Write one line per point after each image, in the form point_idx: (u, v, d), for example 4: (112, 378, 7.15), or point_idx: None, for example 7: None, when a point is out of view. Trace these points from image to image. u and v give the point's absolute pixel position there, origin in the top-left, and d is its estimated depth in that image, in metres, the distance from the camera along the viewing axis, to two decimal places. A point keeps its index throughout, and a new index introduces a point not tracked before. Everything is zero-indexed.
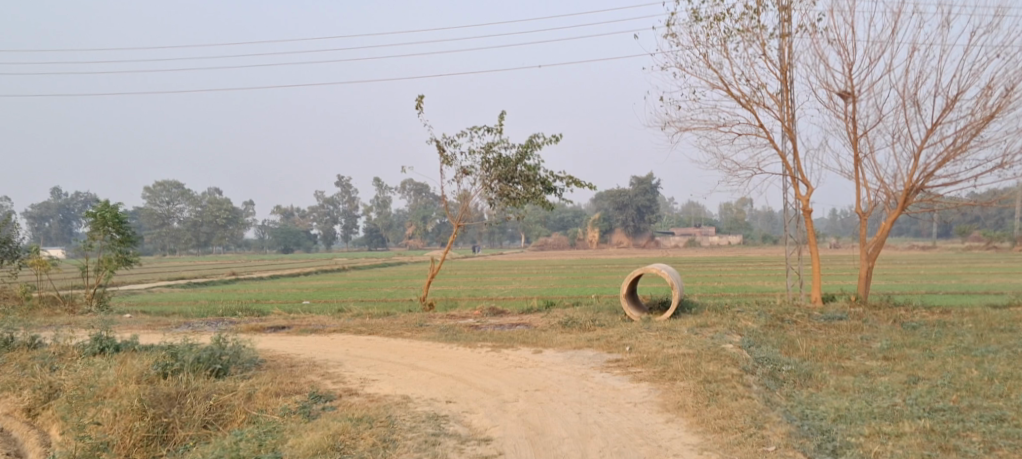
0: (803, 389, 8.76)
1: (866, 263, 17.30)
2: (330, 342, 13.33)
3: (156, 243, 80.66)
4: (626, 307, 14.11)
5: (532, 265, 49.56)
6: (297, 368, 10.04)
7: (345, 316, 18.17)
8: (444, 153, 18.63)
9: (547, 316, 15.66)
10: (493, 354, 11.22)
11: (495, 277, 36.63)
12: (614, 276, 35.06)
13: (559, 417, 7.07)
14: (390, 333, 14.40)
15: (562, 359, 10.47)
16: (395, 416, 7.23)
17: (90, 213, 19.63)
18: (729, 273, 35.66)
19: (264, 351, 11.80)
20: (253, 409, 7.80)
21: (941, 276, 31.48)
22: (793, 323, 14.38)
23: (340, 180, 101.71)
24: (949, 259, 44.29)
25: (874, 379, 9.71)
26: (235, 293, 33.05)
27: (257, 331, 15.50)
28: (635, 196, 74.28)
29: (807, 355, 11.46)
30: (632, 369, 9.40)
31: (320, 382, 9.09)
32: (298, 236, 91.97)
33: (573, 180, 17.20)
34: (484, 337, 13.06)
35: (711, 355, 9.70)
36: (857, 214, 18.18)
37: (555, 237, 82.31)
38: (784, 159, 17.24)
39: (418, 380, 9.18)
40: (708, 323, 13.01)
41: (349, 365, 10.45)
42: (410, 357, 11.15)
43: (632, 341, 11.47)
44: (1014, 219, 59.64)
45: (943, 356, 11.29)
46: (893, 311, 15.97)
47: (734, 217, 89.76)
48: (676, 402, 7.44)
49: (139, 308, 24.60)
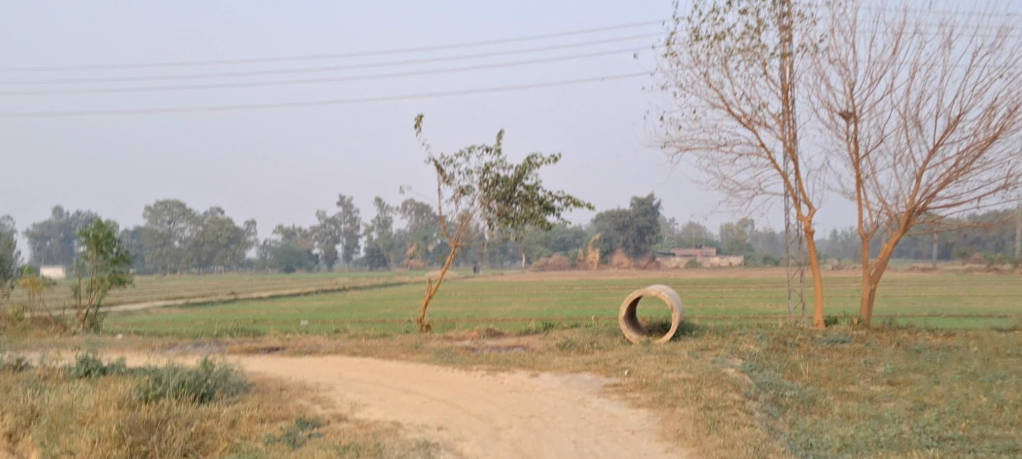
0: (808, 417, 8.51)
1: (868, 285, 17.03)
2: (323, 364, 13.06)
3: (156, 262, 80.40)
4: (626, 330, 13.85)
5: (532, 285, 49.29)
6: (287, 392, 9.79)
7: (341, 338, 17.91)
8: (443, 173, 18.47)
9: (545, 338, 15.41)
10: (488, 378, 10.97)
11: (494, 298, 36.37)
12: (614, 297, 34.77)
13: (555, 446, 6.81)
14: (385, 355, 14.14)
15: (558, 384, 10.21)
16: (384, 444, 6.97)
17: (83, 232, 19.40)
18: (730, 294, 35.35)
19: (255, 374, 11.54)
20: (236, 436, 7.56)
21: (943, 298, 31.24)
22: (795, 346, 14.13)
23: (341, 200, 101.63)
24: (951, 281, 44.05)
25: (879, 406, 9.45)
26: (232, 313, 32.75)
27: (250, 353, 15.24)
28: (635, 217, 74.18)
29: (810, 380, 11.19)
30: (631, 394, 9.14)
31: (308, 407, 8.85)
32: (299, 256, 91.75)
33: (572, 200, 17.03)
34: (480, 359, 12.80)
35: (712, 380, 9.45)
36: (859, 235, 17.94)
37: (555, 258, 81.42)
38: (786, 179, 17.07)
39: (410, 405, 8.92)
40: (709, 346, 12.75)
41: (341, 389, 10.20)
42: (404, 380, 10.89)
43: (631, 364, 11.21)
44: (1015, 240, 59.49)
45: (949, 381, 11.04)
46: (897, 334, 15.71)
47: (734, 238, 89.56)
48: (675, 430, 7.19)
49: (134, 329, 24.31)
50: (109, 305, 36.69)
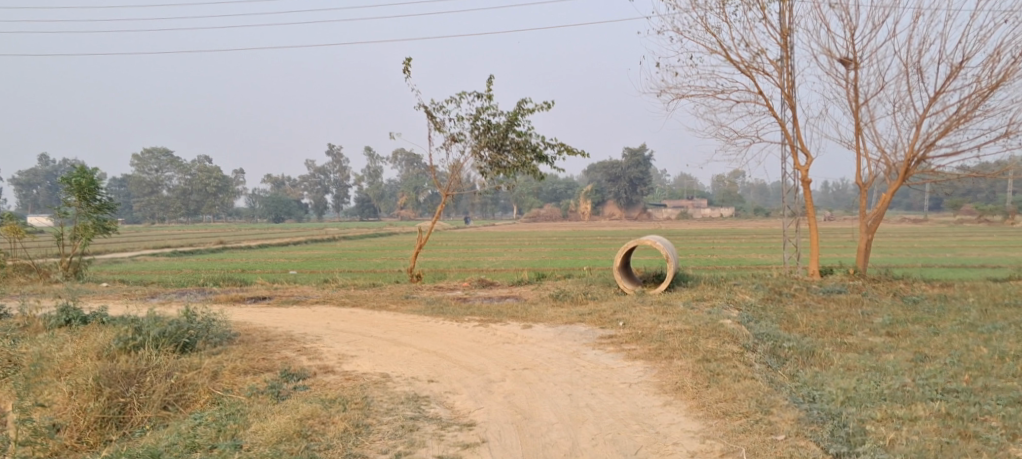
0: (808, 369, 8.29)
1: (865, 236, 16.80)
2: (312, 315, 12.79)
3: (144, 211, 79.51)
4: (620, 280, 13.59)
5: (524, 237, 49.01)
6: (273, 343, 9.50)
7: (330, 288, 17.62)
8: (433, 120, 17.94)
9: (538, 289, 15.16)
10: (480, 329, 10.71)
11: (486, 249, 36.09)
12: (606, 248, 34.56)
13: (549, 400, 6.55)
14: (375, 306, 13.90)
15: (552, 335, 9.96)
16: (371, 398, 6.69)
17: (64, 179, 18.84)
18: (722, 245, 35.22)
19: (240, 324, 11.25)
20: (218, 388, 7.29)
21: (936, 250, 31.17)
22: (791, 296, 13.95)
23: (331, 150, 100.39)
24: (942, 232, 44.04)
25: (879, 358, 9.26)
26: (221, 262, 32.39)
27: (237, 303, 14.93)
28: (627, 168, 73.62)
29: (808, 331, 11.02)
30: (626, 346, 8.89)
31: (294, 358, 8.56)
32: (289, 206, 91.03)
33: (565, 148, 16.57)
34: (471, 310, 12.54)
35: (709, 331, 9.22)
36: (857, 185, 17.63)
37: (547, 209, 80.94)
38: (784, 127, 16.68)
39: (399, 357, 8.64)
40: (704, 297, 12.52)
41: (328, 340, 9.93)
42: (394, 331, 10.63)
43: (626, 315, 10.97)
44: (1007, 192, 59.41)
45: (948, 332, 10.88)
46: (893, 285, 15.56)
47: (727, 190, 89.34)
48: (674, 383, 6.94)
49: (119, 277, 23.94)
50: (95, 253, 36.21)
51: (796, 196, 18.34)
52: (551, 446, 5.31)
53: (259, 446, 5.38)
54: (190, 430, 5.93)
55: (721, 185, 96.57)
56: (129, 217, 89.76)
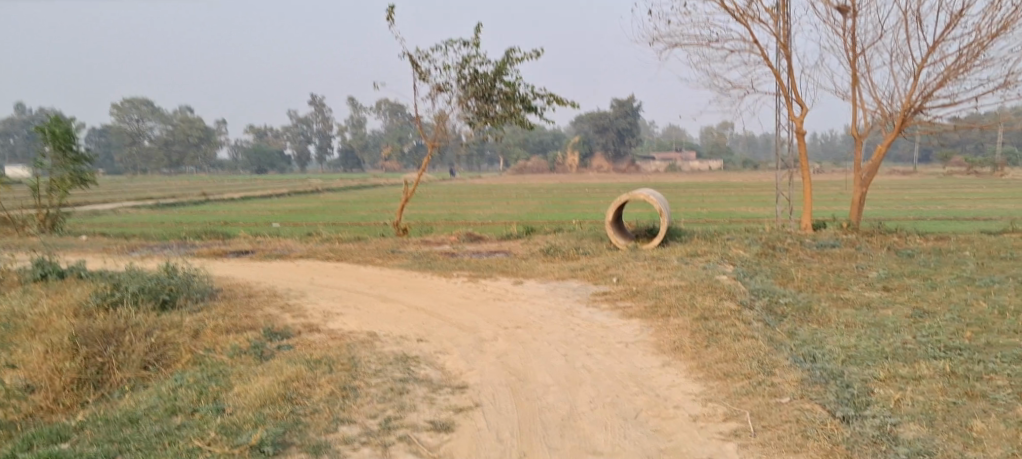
0: (806, 326, 8.12)
1: (859, 189, 16.57)
2: (297, 270, 12.48)
3: (126, 162, 78.18)
4: (612, 235, 13.34)
5: (511, 189, 48.60)
6: (257, 300, 9.19)
7: (315, 241, 17.27)
8: (419, 69, 17.40)
9: (528, 243, 14.89)
10: (470, 285, 10.46)
11: (474, 201, 35.72)
12: (594, 200, 34.28)
13: (543, 361, 6.31)
14: (361, 260, 13.59)
15: (544, 292, 9.74)
16: (359, 359, 6.41)
17: (38, 128, 18.15)
18: (711, 198, 35.05)
19: (223, 280, 10.92)
20: (200, 348, 6.84)
21: (925, 202, 31.16)
22: (785, 250, 13.77)
23: (315, 100, 98.73)
24: (930, 184, 44.12)
25: (877, 314, 9.12)
26: (204, 215, 31.87)
27: (220, 257, 14.56)
28: (615, 120, 73.01)
29: (803, 286, 10.86)
30: (621, 303, 8.68)
31: (279, 316, 8.26)
32: (273, 158, 89.83)
33: (555, 98, 16.13)
34: (460, 265, 12.28)
35: (705, 288, 9.01)
36: (852, 136, 17.31)
37: (534, 161, 80.15)
38: (779, 78, 16.30)
39: (388, 315, 8.38)
40: (698, 251, 12.31)
41: (314, 296, 9.64)
42: (381, 287, 10.36)
43: (619, 271, 10.76)
44: (993, 144, 59.50)
45: (945, 286, 10.76)
46: (886, 238, 15.41)
47: (715, 142, 89.05)
48: (671, 342, 6.73)
49: (99, 230, 23.42)
50: (76, 205, 35.53)
51: (790, 149, 18.02)
52: (547, 410, 5.06)
53: (244, 410, 5.04)
54: (170, 393, 5.52)
55: (709, 137, 96.19)
56: (112, 168, 88.35)
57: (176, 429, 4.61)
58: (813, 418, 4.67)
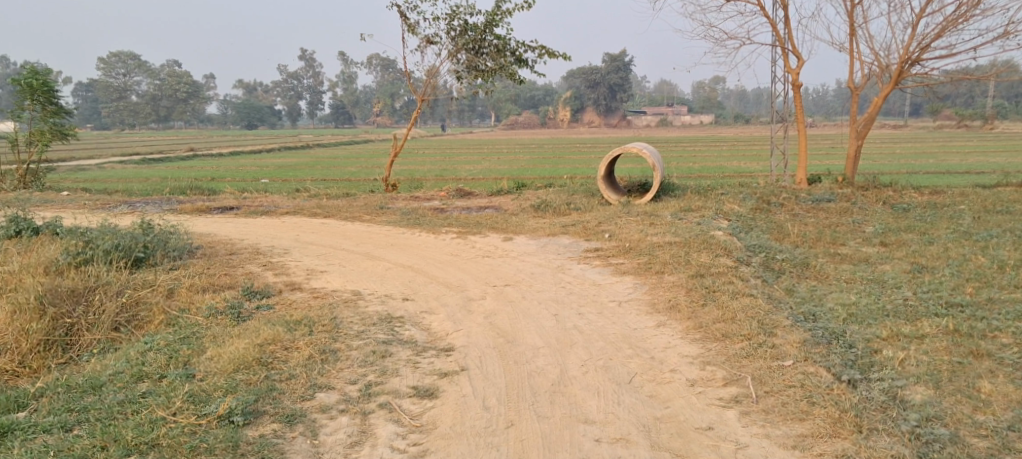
0: (804, 283, 7.89)
1: (855, 142, 16.22)
2: (281, 226, 12.12)
3: (113, 117, 76.64)
4: (604, 190, 13.00)
5: (502, 144, 47.97)
6: (237, 258, 8.84)
7: (301, 198, 16.83)
8: (407, 21, 16.82)
9: (519, 198, 14.52)
10: (458, 242, 10.15)
11: (464, 157, 35.16)
12: (587, 155, 33.78)
13: (533, 321, 6.05)
14: (348, 216, 13.24)
15: (534, 248, 9.45)
16: (341, 319, 6.11)
17: (14, 80, 17.48)
18: (704, 152, 34.69)
19: (204, 237, 10.55)
20: (174, 308, 6.44)
21: (918, 155, 30.91)
22: (780, 206, 13.48)
23: (303, 54, 96.85)
24: (922, 138, 43.85)
25: (875, 270, 8.90)
26: (190, 170, 31.22)
27: (203, 214, 14.13)
28: (607, 74, 72.03)
29: (799, 241, 10.61)
30: (613, 260, 8.41)
31: (259, 274, 7.93)
32: (261, 113, 88.43)
33: (546, 50, 15.61)
34: (449, 221, 11.94)
35: (700, 243, 8.74)
36: (848, 89, 16.88)
37: (524, 116, 79.12)
38: (774, 28, 15.79)
39: (372, 273, 8.09)
40: (693, 207, 12.01)
41: (297, 253, 9.32)
42: (367, 244, 10.04)
43: (612, 227, 10.47)
44: (986, 97, 59.08)
45: (943, 241, 10.55)
46: (882, 192, 15.15)
47: (707, 96, 88.17)
48: (666, 301, 6.47)
49: (82, 186, 22.85)
50: (59, 161, 34.70)
51: (785, 101, 17.58)
52: (536, 375, 4.81)
53: (215, 376, 4.76)
54: (139, 357, 5.20)
55: (701, 92, 95.25)
56: (97, 124, 86.71)
57: (140, 397, 4.34)
58: (818, 382, 4.44)
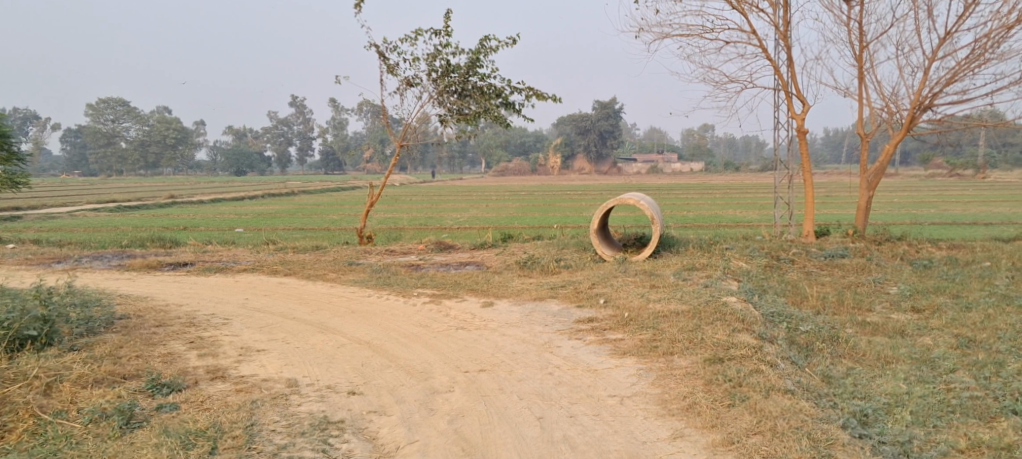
0: (841, 365, 6.52)
1: (866, 192, 15.01)
2: (233, 287, 10.70)
3: (101, 163, 75.30)
4: (598, 245, 11.70)
5: (492, 191, 46.92)
6: (163, 332, 7.40)
7: (267, 251, 15.46)
8: (386, 61, 15.73)
9: (503, 253, 13.22)
10: (430, 308, 8.76)
11: (450, 205, 33.97)
12: (577, 203, 32.54)
13: (511, 428, 4.70)
14: (312, 274, 11.87)
15: (517, 317, 8.07)
16: (262, 428, 4.76)
17: None
18: (697, 200, 33.64)
19: (135, 303, 9.11)
20: (49, 409, 5.05)
21: (917, 204, 29.94)
22: (791, 262, 12.20)
23: (293, 101, 96.39)
24: (918, 186, 43.07)
25: (915, 344, 7.57)
26: (164, 219, 29.76)
27: (153, 272, 12.69)
28: (596, 121, 71.65)
29: (819, 305, 9.27)
30: (611, 335, 7.04)
31: (182, 355, 6.53)
32: (250, 159, 87.30)
33: (534, 92, 14.46)
34: (423, 281, 10.58)
35: (712, 314, 7.38)
36: (857, 136, 15.72)
37: (515, 162, 78.20)
38: (778, 71, 14.70)
39: (319, 353, 6.68)
40: (697, 264, 10.71)
41: (238, 325, 7.90)
42: (323, 311, 8.64)
43: (607, 291, 9.12)
44: (975, 146, 58.63)
45: (982, 306, 9.25)
46: (897, 247, 13.92)
47: (696, 144, 87.81)
48: (681, 397, 5.11)
49: (40, 237, 21.25)
50: (29, 209, 33.21)
51: (788, 148, 16.39)
52: None
53: None
54: None
55: (690, 139, 95.33)
56: (84, 171, 85.38)
57: None
58: None
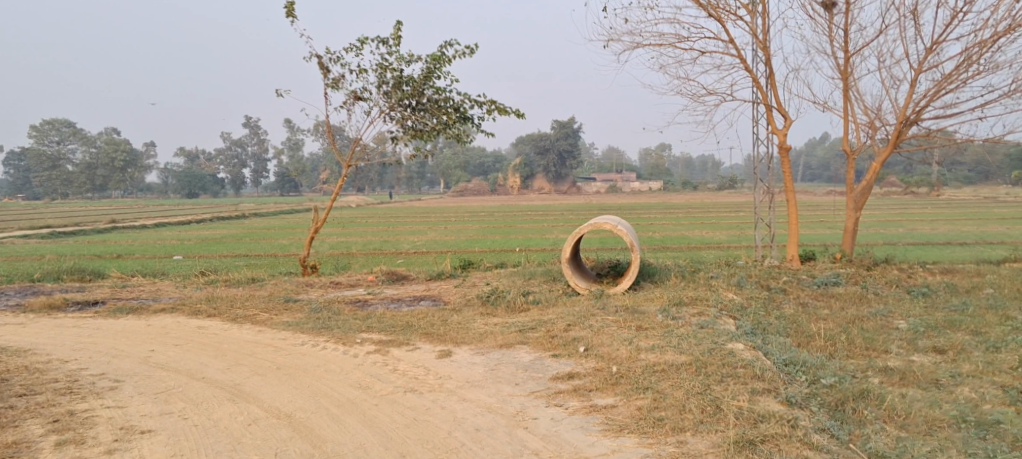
0: (888, 436, 5.23)
1: (853, 213, 13.92)
2: (140, 333, 8.91)
3: (45, 186, 71.25)
4: (570, 276, 10.28)
5: (450, 213, 45.38)
6: (23, 405, 5.71)
7: (195, 285, 13.63)
8: (330, 75, 14.19)
9: (462, 285, 11.71)
10: (375, 361, 7.18)
11: (408, 227, 32.40)
12: (539, 225, 31.09)
13: None
14: (241, 314, 10.16)
15: (481, 373, 6.57)
16: None
17: None
18: (662, 220, 32.65)
19: (7, 360, 7.29)
20: None
21: (884, 223, 29.32)
22: (783, 292, 10.97)
23: (247, 122, 93.81)
24: (877, 205, 43.08)
25: (958, 399, 6.32)
26: (97, 246, 27.40)
27: (54, 314, 10.77)
28: (557, 141, 71.04)
29: (831, 347, 7.97)
30: (600, 400, 5.61)
31: (33, 442, 4.97)
32: (203, 181, 84.05)
33: (496, 105, 13.08)
34: (368, 322, 9.00)
35: (721, 369, 6.01)
36: (841, 152, 14.64)
37: (475, 183, 76.51)
38: (757, 84, 13.63)
39: (222, 433, 5.12)
40: (685, 299, 9.35)
41: (128, 389, 6.22)
42: (243, 368, 7.00)
43: (587, 334, 7.67)
44: (927, 166, 59.58)
45: (1013, 346, 8.07)
46: (888, 272, 12.83)
47: (654, 163, 87.79)
48: None
49: None
50: None
51: (768, 166, 15.24)
52: None
53: None
54: None
55: (647, 161, 95.55)
56: (27, 194, 80.97)
57: None
58: None
